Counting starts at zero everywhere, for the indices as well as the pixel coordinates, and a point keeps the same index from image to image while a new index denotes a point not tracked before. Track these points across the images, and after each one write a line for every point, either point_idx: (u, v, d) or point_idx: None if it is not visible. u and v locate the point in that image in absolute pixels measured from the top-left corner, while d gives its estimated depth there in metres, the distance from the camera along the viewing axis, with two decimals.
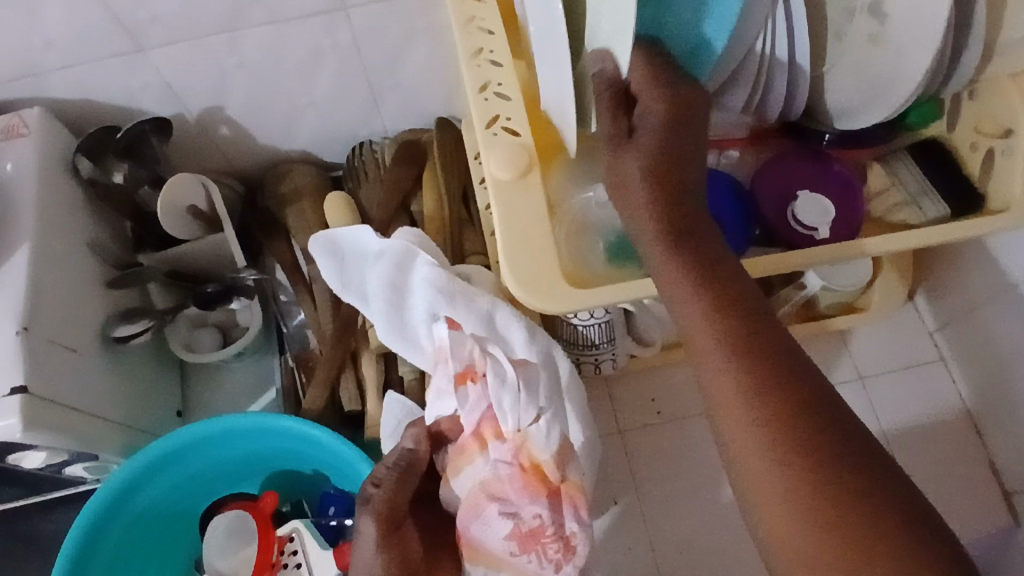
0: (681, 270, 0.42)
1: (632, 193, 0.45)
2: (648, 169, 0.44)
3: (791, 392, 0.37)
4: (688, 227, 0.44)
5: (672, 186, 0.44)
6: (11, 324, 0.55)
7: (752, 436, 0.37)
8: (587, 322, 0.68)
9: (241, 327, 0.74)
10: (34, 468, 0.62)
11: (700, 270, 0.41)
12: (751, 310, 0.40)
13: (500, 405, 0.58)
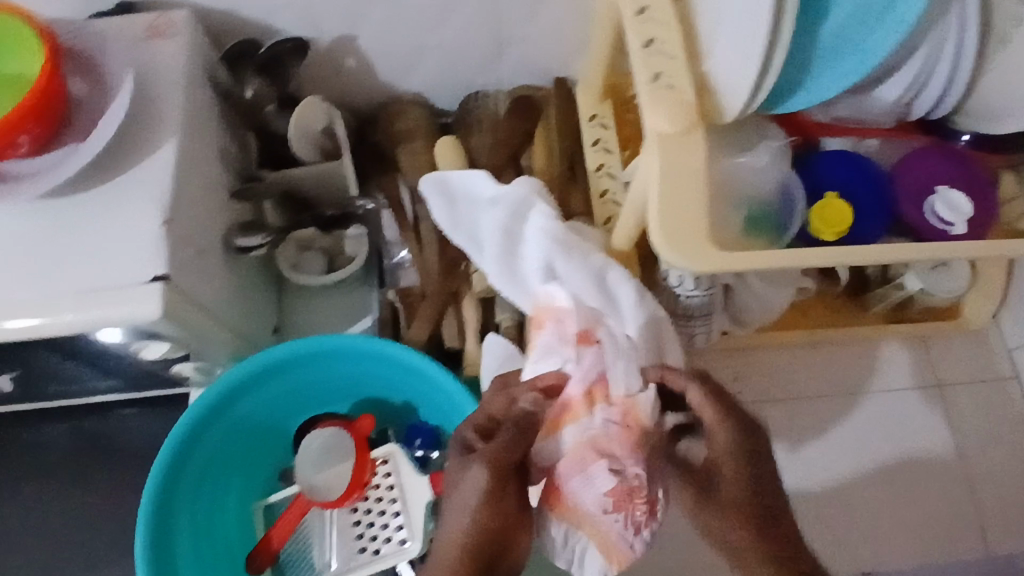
0: (722, 428, 0.45)
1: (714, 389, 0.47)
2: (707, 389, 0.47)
3: (788, 545, 0.44)
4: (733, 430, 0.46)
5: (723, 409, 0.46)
6: (156, 215, 0.56)
7: None
8: (689, 294, 0.69)
9: (347, 256, 0.76)
10: (147, 362, 0.64)
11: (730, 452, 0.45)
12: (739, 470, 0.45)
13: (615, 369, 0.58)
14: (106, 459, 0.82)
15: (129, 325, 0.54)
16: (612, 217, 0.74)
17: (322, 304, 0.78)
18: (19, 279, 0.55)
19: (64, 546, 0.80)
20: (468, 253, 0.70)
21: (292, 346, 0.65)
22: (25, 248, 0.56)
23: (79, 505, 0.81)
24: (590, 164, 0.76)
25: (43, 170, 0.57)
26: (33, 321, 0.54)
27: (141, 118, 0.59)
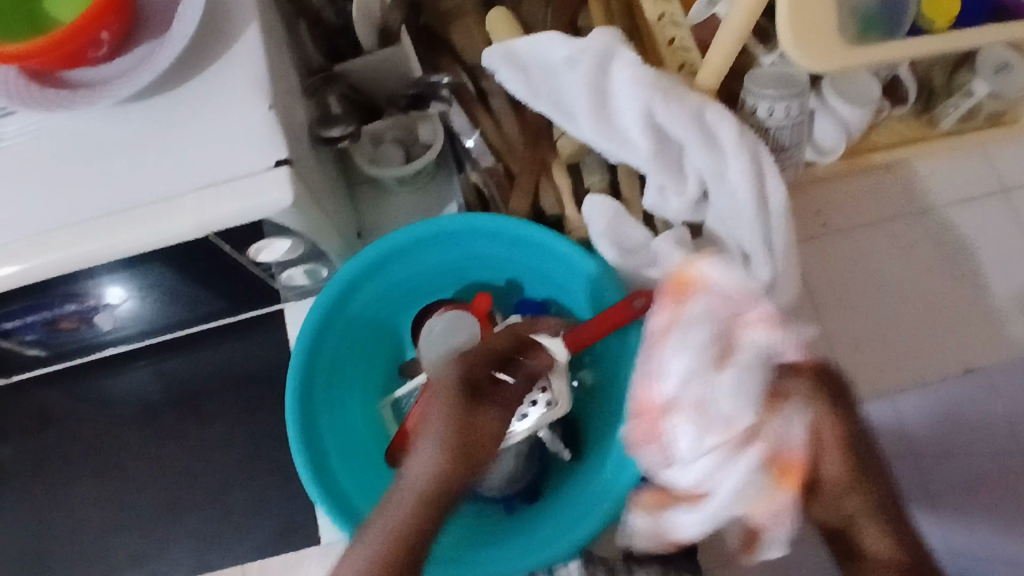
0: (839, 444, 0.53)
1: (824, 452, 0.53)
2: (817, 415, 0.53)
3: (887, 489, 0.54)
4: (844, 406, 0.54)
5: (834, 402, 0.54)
6: (260, 100, 0.53)
7: (880, 532, 0.53)
8: (779, 125, 0.69)
9: (422, 144, 0.74)
10: (256, 270, 0.62)
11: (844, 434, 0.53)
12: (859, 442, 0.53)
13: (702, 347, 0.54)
14: (182, 402, 0.76)
15: (259, 216, 0.52)
16: (687, 64, 0.72)
17: (400, 202, 0.77)
18: (128, 187, 0.52)
19: (152, 498, 0.74)
20: (555, 118, 0.68)
21: (400, 235, 0.64)
22: (126, 156, 0.52)
23: (159, 451, 0.75)
24: (653, 14, 0.73)
25: (124, 72, 0.53)
26: (154, 228, 0.51)
27: (215, 1, 0.54)
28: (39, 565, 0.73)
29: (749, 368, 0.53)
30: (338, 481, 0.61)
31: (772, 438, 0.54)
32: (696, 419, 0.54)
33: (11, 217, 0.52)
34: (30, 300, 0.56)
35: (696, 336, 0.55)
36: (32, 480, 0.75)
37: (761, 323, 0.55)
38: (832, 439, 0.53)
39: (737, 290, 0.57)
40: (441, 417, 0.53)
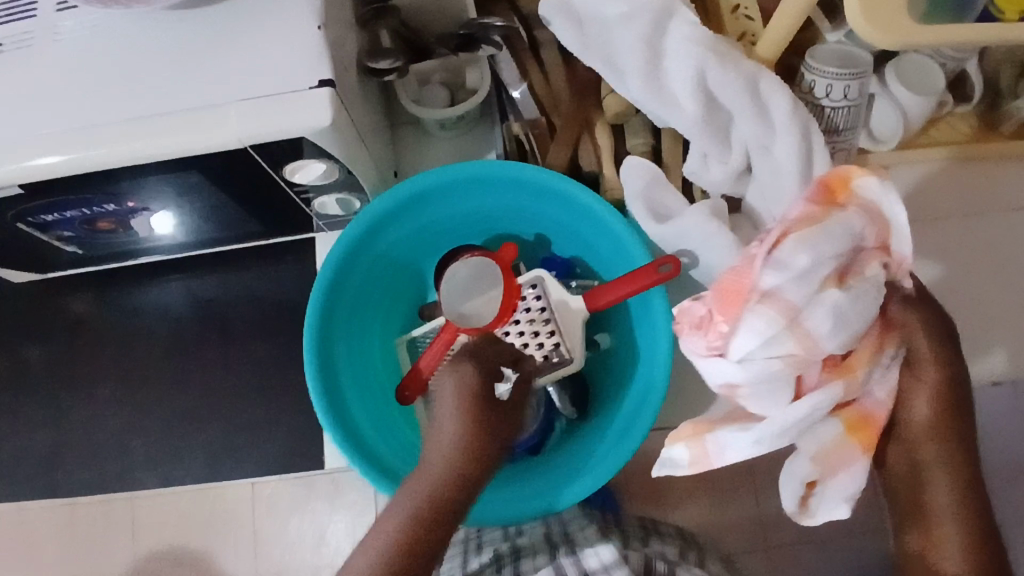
0: (938, 412, 0.52)
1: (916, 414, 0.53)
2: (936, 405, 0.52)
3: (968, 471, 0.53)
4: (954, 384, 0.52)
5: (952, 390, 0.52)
6: (310, 20, 0.53)
7: (946, 500, 0.53)
8: (835, 105, 0.67)
9: (468, 90, 0.73)
10: (290, 194, 0.63)
11: (950, 409, 0.52)
12: (963, 424, 0.52)
13: (792, 262, 0.51)
14: (210, 318, 0.78)
15: (295, 135, 0.52)
16: (747, 34, 0.70)
17: (440, 146, 0.77)
18: (173, 94, 0.53)
19: (172, 406, 0.76)
20: (605, 74, 0.67)
21: (433, 175, 0.64)
22: (174, 64, 0.53)
23: (183, 363, 0.77)
24: None
25: None
26: (195, 136, 0.52)
27: None
28: (58, 458, 0.76)
29: (864, 296, 0.51)
30: (349, 408, 0.63)
31: (841, 387, 0.52)
32: (795, 332, 0.50)
33: (62, 110, 0.53)
34: (74, 195, 0.58)
35: (833, 243, 0.51)
36: (58, 376, 0.78)
37: (877, 254, 0.53)
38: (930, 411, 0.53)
39: (879, 234, 0.54)
40: (451, 398, 0.54)
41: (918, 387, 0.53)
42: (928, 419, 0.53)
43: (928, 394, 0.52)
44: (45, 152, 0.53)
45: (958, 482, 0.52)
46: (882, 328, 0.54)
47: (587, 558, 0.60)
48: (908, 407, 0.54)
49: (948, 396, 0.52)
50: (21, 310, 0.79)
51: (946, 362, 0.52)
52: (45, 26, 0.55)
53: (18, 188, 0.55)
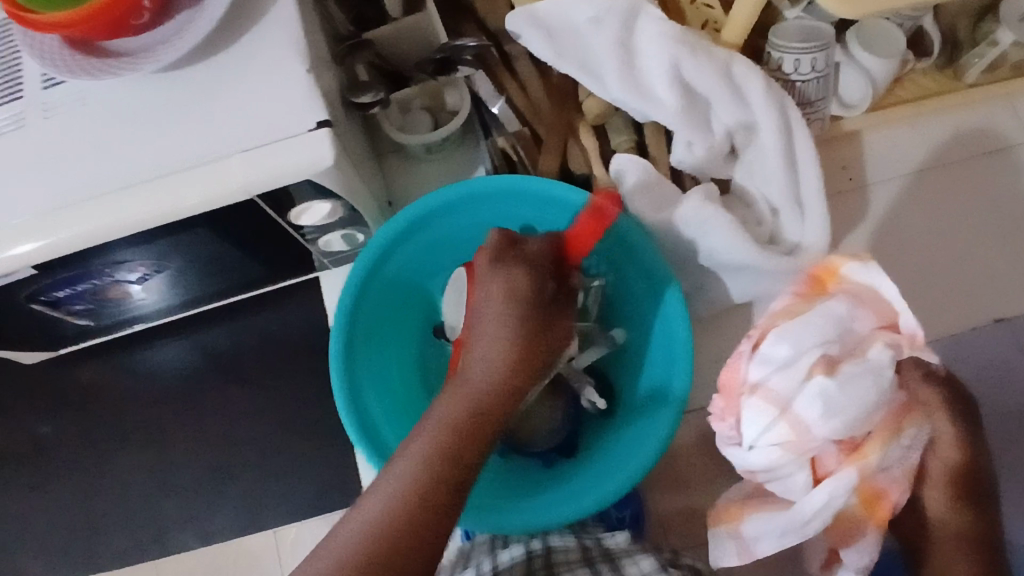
0: (948, 479, 0.60)
1: (934, 483, 0.61)
2: (947, 468, 0.59)
3: (977, 521, 0.60)
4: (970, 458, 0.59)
5: (966, 454, 0.59)
6: (299, 63, 0.54)
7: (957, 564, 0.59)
8: (806, 78, 0.69)
9: (449, 110, 0.76)
10: (294, 234, 0.64)
11: (960, 470, 0.59)
12: (973, 482, 0.60)
13: (770, 353, 0.61)
14: (224, 368, 0.78)
15: (300, 177, 0.54)
16: (710, 21, 0.72)
17: (428, 170, 0.79)
18: (172, 154, 0.54)
19: (200, 462, 0.76)
20: (581, 78, 0.69)
21: (436, 197, 0.66)
22: (168, 125, 0.54)
23: (203, 418, 0.77)
24: None
25: (162, 40, 0.54)
26: (200, 192, 0.53)
27: None
28: (92, 528, 0.76)
29: (857, 378, 0.58)
30: (388, 437, 0.64)
31: (871, 463, 0.58)
32: (786, 420, 0.59)
33: (62, 184, 0.54)
34: (82, 266, 0.59)
35: (814, 329, 0.60)
36: (80, 448, 0.78)
37: (890, 339, 0.60)
38: (945, 476, 0.60)
39: (875, 316, 0.62)
40: (495, 301, 0.55)
41: (936, 454, 0.60)
42: (940, 480, 0.60)
43: (948, 461, 0.59)
44: (53, 228, 0.54)
45: (959, 534, 0.60)
46: (904, 410, 0.59)
47: (628, 567, 0.60)
48: (929, 470, 0.61)
49: (966, 466, 0.59)
50: (33, 386, 0.79)
51: (972, 433, 0.58)
52: (33, 103, 0.56)
53: (29, 267, 0.56)
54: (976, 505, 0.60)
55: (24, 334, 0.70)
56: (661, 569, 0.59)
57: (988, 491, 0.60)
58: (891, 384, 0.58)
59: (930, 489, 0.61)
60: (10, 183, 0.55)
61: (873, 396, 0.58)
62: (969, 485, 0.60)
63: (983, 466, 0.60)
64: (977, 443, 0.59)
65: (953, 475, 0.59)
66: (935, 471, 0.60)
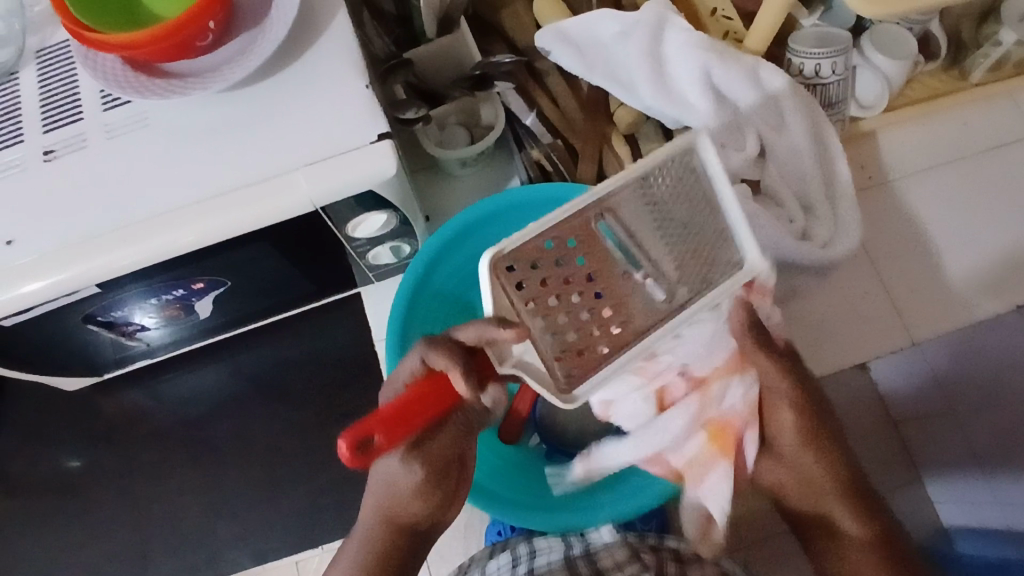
0: (804, 435, 0.60)
1: (784, 443, 0.61)
2: (798, 426, 0.60)
3: (857, 497, 0.61)
4: (816, 419, 0.60)
5: (805, 412, 0.59)
6: (359, 80, 0.56)
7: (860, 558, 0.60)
8: (828, 81, 0.73)
9: (484, 125, 0.78)
10: (349, 248, 0.65)
11: (812, 432, 0.60)
12: (822, 442, 0.60)
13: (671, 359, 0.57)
14: (271, 387, 0.80)
15: (361, 188, 0.55)
16: (729, 31, 0.75)
17: (465, 185, 0.81)
18: (232, 174, 0.55)
19: (251, 480, 0.78)
20: (613, 90, 0.71)
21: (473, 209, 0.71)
22: (229, 145, 0.55)
23: (254, 436, 0.79)
24: None
25: (227, 60, 0.56)
26: (257, 209, 0.54)
27: None
28: (146, 551, 0.77)
29: (708, 337, 0.54)
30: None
31: (712, 406, 0.59)
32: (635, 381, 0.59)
33: (127, 203, 0.55)
34: (145, 285, 0.59)
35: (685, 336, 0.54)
36: (131, 474, 0.79)
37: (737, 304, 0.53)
38: (803, 434, 0.60)
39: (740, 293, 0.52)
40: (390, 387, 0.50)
41: (779, 404, 0.59)
42: (796, 440, 0.60)
43: (792, 417, 0.59)
44: (119, 246, 0.54)
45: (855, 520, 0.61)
46: (740, 361, 0.57)
47: (601, 556, 0.66)
48: (774, 446, 0.61)
49: (812, 423, 0.60)
50: (82, 415, 0.81)
51: (796, 384, 0.59)
52: (94, 125, 0.57)
53: (94, 286, 0.56)
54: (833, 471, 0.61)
55: (80, 355, 0.71)
56: (633, 558, 0.64)
57: (833, 446, 0.61)
58: (727, 347, 0.56)
59: (816, 451, 0.60)
60: (74, 203, 0.55)
61: (722, 340, 0.55)
62: (828, 450, 0.60)
63: (823, 415, 0.61)
64: (812, 395, 0.60)
65: (811, 436, 0.60)
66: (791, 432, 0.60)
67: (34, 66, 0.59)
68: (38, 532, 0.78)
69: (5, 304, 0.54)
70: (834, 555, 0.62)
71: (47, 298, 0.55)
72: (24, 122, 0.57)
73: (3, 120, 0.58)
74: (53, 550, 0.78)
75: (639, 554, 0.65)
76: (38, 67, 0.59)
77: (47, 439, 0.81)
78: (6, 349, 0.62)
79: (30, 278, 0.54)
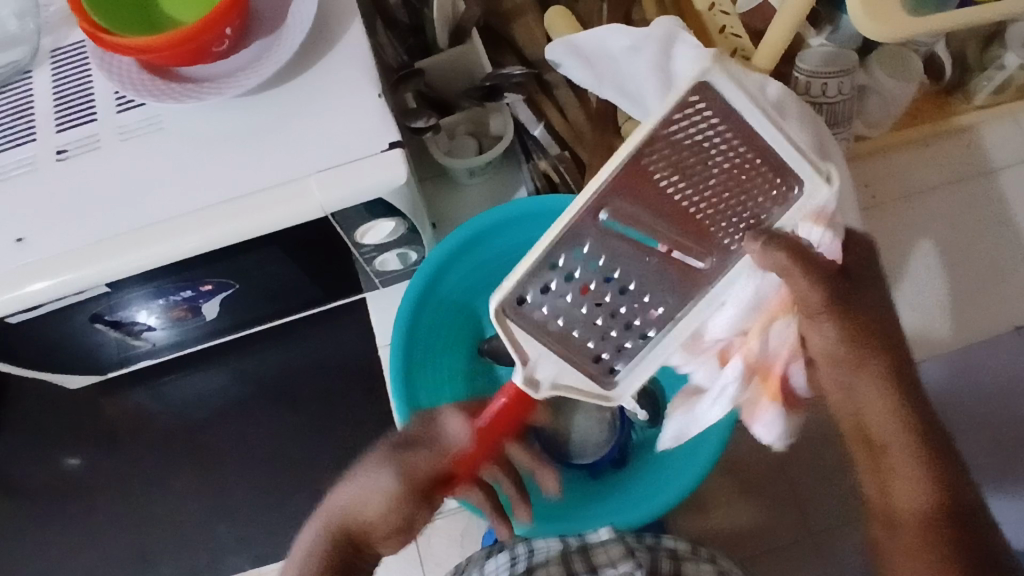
0: (862, 367, 0.49)
1: (835, 381, 0.50)
2: (853, 352, 0.48)
3: (922, 441, 0.49)
4: (877, 343, 0.48)
5: (863, 336, 0.48)
6: (371, 89, 0.57)
7: (892, 413, 0.49)
8: (834, 101, 0.74)
9: (494, 136, 0.78)
10: (357, 254, 0.66)
11: (874, 360, 0.48)
12: (889, 374, 0.49)
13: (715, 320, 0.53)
14: (274, 390, 0.81)
15: (371, 197, 0.56)
16: (738, 48, 0.75)
17: (472, 193, 0.81)
18: (241, 179, 0.55)
19: (251, 483, 0.78)
20: (621, 102, 0.71)
21: (484, 218, 0.71)
22: (240, 150, 0.56)
23: (256, 439, 0.80)
24: (701, 6, 0.78)
25: (242, 66, 0.57)
26: (265, 215, 0.55)
27: (322, 5, 0.59)
28: (145, 552, 0.77)
29: (756, 291, 0.50)
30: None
31: (755, 351, 0.55)
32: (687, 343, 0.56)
33: (138, 206, 0.55)
34: (153, 286, 0.60)
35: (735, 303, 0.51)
36: (132, 473, 0.79)
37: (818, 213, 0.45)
38: (850, 360, 0.48)
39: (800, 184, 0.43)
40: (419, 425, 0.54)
41: (815, 333, 0.49)
42: (839, 364, 0.49)
43: (846, 348, 0.48)
44: (130, 247, 0.54)
45: (916, 476, 0.49)
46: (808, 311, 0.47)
47: (597, 555, 0.61)
48: (824, 365, 0.50)
49: (870, 355, 0.48)
50: (84, 414, 0.81)
51: (849, 316, 0.47)
52: (108, 127, 0.57)
53: (103, 286, 0.56)
54: (904, 413, 0.49)
55: (84, 354, 0.71)
56: (628, 555, 0.60)
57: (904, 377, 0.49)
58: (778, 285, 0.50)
59: (878, 390, 0.49)
60: (86, 203, 0.55)
61: (762, 293, 0.51)
62: (896, 380, 0.49)
63: (891, 332, 0.49)
64: (875, 310, 0.48)
65: (857, 362, 0.48)
66: (829, 354, 0.49)
67: (48, 66, 0.60)
68: (36, 531, 0.78)
69: (16, 301, 0.55)
70: (889, 510, 0.51)
71: (55, 297, 0.56)
72: (37, 122, 0.58)
73: (16, 119, 0.58)
74: (51, 549, 0.78)
75: (635, 551, 0.61)
76: (52, 67, 0.60)
77: (47, 437, 0.81)
78: (12, 346, 0.63)
79: (38, 278, 0.54)
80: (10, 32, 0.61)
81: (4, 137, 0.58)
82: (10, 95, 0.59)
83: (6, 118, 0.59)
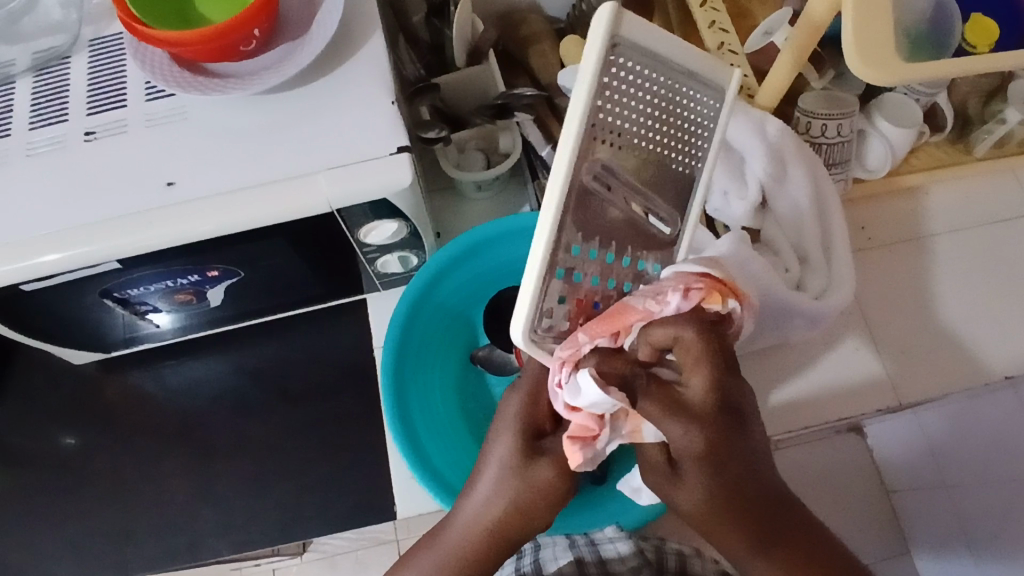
0: (700, 468, 0.46)
1: (722, 528, 0.48)
2: (704, 473, 0.46)
3: (775, 527, 0.49)
4: (733, 499, 0.47)
5: (720, 471, 0.46)
6: (386, 96, 0.60)
7: (766, 567, 0.49)
8: (832, 142, 0.77)
9: (502, 153, 0.81)
10: (360, 253, 0.69)
11: (737, 509, 0.47)
12: (766, 515, 0.48)
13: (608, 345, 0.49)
14: (271, 382, 0.83)
15: (373, 199, 0.58)
16: (743, 87, 0.78)
17: (477, 207, 0.84)
18: (253, 172, 0.58)
19: (238, 473, 0.80)
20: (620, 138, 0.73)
21: (486, 228, 0.76)
22: (256, 145, 0.59)
23: (248, 428, 0.81)
24: (712, 44, 0.79)
25: (267, 66, 0.60)
26: (271, 206, 0.57)
27: (345, 14, 0.63)
28: (126, 532, 0.78)
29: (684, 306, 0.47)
30: (417, 434, 0.73)
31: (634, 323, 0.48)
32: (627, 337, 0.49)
33: (153, 190, 0.58)
34: (162, 267, 0.63)
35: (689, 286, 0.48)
36: (125, 451, 0.81)
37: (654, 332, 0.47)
38: (695, 447, 0.45)
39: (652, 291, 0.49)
40: (504, 429, 0.57)
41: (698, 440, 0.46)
42: (694, 458, 0.46)
43: (679, 426, 0.45)
44: (143, 227, 0.57)
45: (778, 562, 0.49)
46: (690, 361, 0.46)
47: (605, 548, 0.73)
48: (686, 496, 0.48)
49: (719, 412, 0.46)
50: (85, 391, 0.83)
51: (724, 477, 0.47)
52: (136, 114, 0.61)
53: (115, 262, 0.59)
54: (770, 522, 0.49)
55: (93, 330, 0.74)
56: (636, 554, 0.72)
57: (783, 515, 0.49)
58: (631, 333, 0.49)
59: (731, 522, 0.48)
60: (108, 183, 0.59)
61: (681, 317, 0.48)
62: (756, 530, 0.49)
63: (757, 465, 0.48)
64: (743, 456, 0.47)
65: (715, 506, 0.47)
66: (696, 506, 0.48)
67: (86, 54, 0.64)
68: (26, 501, 0.80)
69: (32, 269, 0.57)
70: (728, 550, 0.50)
71: (70, 269, 0.58)
72: (70, 103, 0.62)
73: (50, 100, 0.62)
74: (39, 520, 0.79)
75: (642, 551, 0.73)
76: (90, 55, 0.64)
77: (46, 412, 0.83)
78: (26, 313, 0.65)
79: (56, 249, 0.57)
80: (55, 20, 0.65)
81: (37, 113, 0.61)
82: (47, 77, 0.63)
83: (41, 97, 0.62)
